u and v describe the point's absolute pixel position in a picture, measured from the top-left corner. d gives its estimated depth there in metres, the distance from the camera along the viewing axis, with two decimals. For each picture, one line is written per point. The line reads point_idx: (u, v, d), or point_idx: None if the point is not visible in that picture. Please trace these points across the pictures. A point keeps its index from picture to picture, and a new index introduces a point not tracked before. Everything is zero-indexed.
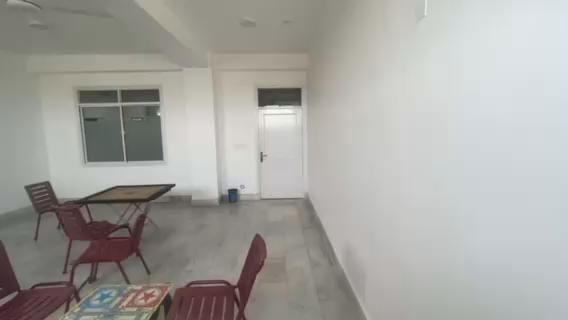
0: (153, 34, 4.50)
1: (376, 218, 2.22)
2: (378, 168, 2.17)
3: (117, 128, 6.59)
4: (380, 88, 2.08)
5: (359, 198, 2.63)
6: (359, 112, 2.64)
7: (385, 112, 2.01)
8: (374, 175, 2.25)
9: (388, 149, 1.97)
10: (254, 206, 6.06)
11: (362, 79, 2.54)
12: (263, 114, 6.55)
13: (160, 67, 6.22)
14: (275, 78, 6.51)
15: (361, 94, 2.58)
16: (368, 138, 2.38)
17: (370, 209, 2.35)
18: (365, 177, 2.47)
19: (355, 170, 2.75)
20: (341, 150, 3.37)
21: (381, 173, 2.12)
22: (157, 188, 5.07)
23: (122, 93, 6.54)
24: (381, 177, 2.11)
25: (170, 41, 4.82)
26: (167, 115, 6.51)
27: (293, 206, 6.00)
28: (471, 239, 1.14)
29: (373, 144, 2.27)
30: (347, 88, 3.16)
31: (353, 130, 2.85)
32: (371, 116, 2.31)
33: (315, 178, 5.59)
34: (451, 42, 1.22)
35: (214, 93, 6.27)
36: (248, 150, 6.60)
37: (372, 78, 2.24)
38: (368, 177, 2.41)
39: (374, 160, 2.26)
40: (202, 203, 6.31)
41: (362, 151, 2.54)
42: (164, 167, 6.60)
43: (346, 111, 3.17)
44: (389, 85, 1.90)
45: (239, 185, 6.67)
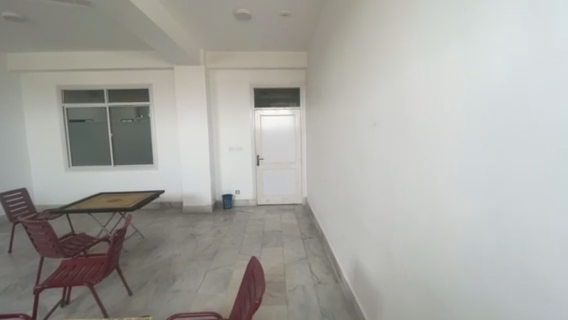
0: (140, 28, 4.14)
1: (393, 236, 1.87)
2: (393, 176, 1.84)
3: (103, 130, 6.18)
4: (393, 84, 1.79)
5: (370, 209, 2.30)
6: (366, 112, 2.34)
7: (398, 111, 1.72)
8: (388, 184, 1.92)
9: (403, 153, 1.67)
10: (250, 213, 5.69)
11: (371, 74, 2.22)
12: (259, 115, 6.20)
13: (150, 66, 5.84)
14: (272, 77, 6.16)
15: (369, 91, 2.28)
16: (378, 140, 2.08)
17: (384, 224, 2.01)
18: (378, 187, 2.13)
19: (364, 177, 2.43)
20: (346, 155, 3.05)
21: (397, 183, 1.79)
22: (144, 194, 4.69)
23: (110, 92, 6.15)
24: (397, 187, 1.78)
25: (159, 35, 4.44)
26: (158, 116, 6.13)
27: (291, 213, 5.64)
28: (521, 274, 0.85)
29: (385, 149, 1.96)
30: (351, 85, 2.84)
31: (360, 133, 2.53)
32: (381, 116, 2.02)
33: (315, 184, 5.24)
34: (492, 15, 0.93)
35: (207, 93, 5.91)
36: (244, 154, 6.24)
37: (384, 72, 1.94)
38: (380, 187, 2.07)
39: (387, 166, 1.94)
40: (194, 210, 5.92)
41: (372, 156, 2.22)
42: (154, 171, 6.21)
43: (351, 111, 2.85)
44: (405, 79, 1.61)
45: (235, 190, 6.30)
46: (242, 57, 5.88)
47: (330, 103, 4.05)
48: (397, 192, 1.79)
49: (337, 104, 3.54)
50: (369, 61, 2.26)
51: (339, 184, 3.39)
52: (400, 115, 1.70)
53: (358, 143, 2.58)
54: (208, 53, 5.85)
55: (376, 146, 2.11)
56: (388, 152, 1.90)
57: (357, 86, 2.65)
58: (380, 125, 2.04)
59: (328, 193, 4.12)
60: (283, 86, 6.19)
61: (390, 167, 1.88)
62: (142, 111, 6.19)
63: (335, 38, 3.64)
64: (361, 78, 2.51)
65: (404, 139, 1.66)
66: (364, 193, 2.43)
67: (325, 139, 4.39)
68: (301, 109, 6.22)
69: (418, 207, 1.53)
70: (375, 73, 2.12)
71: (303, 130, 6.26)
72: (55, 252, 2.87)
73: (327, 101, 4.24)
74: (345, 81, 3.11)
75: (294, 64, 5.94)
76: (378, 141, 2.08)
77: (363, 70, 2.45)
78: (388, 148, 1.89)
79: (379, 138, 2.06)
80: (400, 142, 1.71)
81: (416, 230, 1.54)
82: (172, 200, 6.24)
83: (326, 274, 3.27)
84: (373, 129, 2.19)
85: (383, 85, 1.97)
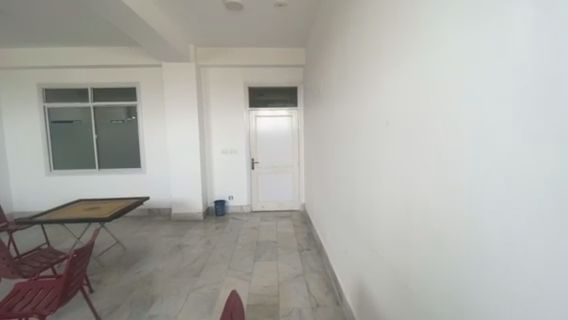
0: (121, 21, 3.75)
1: (406, 263, 1.48)
2: (406, 187, 1.46)
3: (87, 132, 5.79)
4: (407, 70, 1.41)
5: (377, 225, 1.92)
6: (372, 109, 1.97)
7: (414, 103, 1.34)
8: (399, 195, 1.54)
9: (422, 158, 1.28)
10: (244, 221, 5.30)
11: (377, 62, 1.84)
12: (255, 115, 5.83)
13: (137, 63, 5.46)
14: (267, 75, 5.79)
15: (375, 84, 1.91)
16: (388, 142, 1.69)
17: (395, 245, 1.63)
18: (386, 198, 1.75)
19: (371, 186, 2.05)
20: (348, 159, 2.67)
21: (410, 196, 1.40)
22: (127, 201, 4.30)
23: (94, 91, 5.77)
24: (411, 200, 1.40)
25: (143, 31, 4.08)
26: (146, 117, 5.75)
27: (288, 220, 5.25)
28: None
29: (395, 152, 1.58)
30: (354, 79, 2.47)
31: (365, 134, 2.15)
32: (391, 113, 1.64)
33: (314, 190, 4.86)
34: None
35: (199, 92, 5.53)
36: (238, 157, 5.86)
37: (394, 58, 1.56)
38: (389, 198, 1.70)
39: (397, 172, 1.56)
40: (184, 217, 5.52)
41: (380, 161, 1.84)
42: (141, 175, 5.82)
43: (354, 109, 2.47)
44: (425, 60, 1.22)
45: (228, 196, 5.90)
46: (235, 54, 5.50)
47: (330, 102, 3.67)
48: (409, 207, 1.41)
49: (338, 103, 3.17)
50: (375, 46, 1.88)
51: (340, 192, 3.00)
52: (416, 108, 1.32)
53: (364, 145, 2.21)
54: (199, 49, 5.47)
55: (385, 149, 1.73)
56: (400, 155, 1.52)
57: (360, 79, 2.27)
58: (390, 123, 1.66)
59: (328, 201, 3.73)
60: (280, 85, 5.81)
61: (401, 176, 1.50)
62: (129, 111, 5.80)
63: (334, 28, 3.26)
64: (365, 69, 2.13)
65: (421, 138, 1.27)
66: (371, 204, 2.05)
67: (325, 141, 4.01)
68: (299, 109, 5.85)
69: (439, 230, 1.14)
70: (383, 60, 1.74)
71: (301, 131, 5.88)
72: (11, 272, 2.48)
73: (327, 100, 3.87)
74: (347, 76, 2.73)
75: (291, 61, 5.56)
76: (387, 142, 1.71)
77: (367, 58, 2.06)
78: (400, 152, 1.51)
79: (389, 138, 1.69)
80: (416, 143, 1.33)
81: (436, 262, 1.16)
82: (161, 206, 5.84)
83: (325, 294, 2.88)
84: (381, 128, 1.81)
85: (392, 74, 1.60)
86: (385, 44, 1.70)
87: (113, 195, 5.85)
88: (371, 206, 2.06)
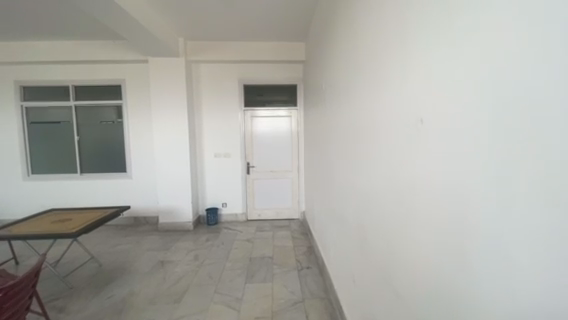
0: (99, 11, 3.30)
1: (435, 311, 1.07)
2: (433, 206, 1.06)
3: (68, 133, 5.32)
4: (432, 49, 1.04)
5: (389, 251, 1.50)
6: (382, 107, 1.59)
7: (443, 93, 0.98)
8: (423, 216, 1.13)
9: (457, 165, 0.89)
10: (237, 231, 4.81)
11: (390, 46, 1.44)
12: (251, 116, 5.37)
13: (121, 58, 5.00)
14: (264, 72, 5.32)
15: (384, 76, 1.54)
16: (404, 146, 1.31)
17: (423, 294, 1.15)
18: (401, 217, 1.34)
19: (380, 200, 1.65)
20: (355, 167, 2.23)
21: (440, 220, 1.00)
22: (105, 211, 3.85)
23: (77, 89, 5.31)
24: (441, 224, 1.00)
25: (126, 23, 3.63)
26: (132, 117, 5.28)
27: (286, 231, 4.76)
28: None
29: (416, 159, 1.19)
30: (359, 70, 2.02)
31: (374, 136, 1.75)
32: (407, 109, 1.26)
33: (315, 198, 4.37)
34: None
35: (189, 91, 5.05)
36: (232, 161, 5.37)
37: (414, 37, 1.18)
38: (406, 218, 1.29)
39: (420, 184, 1.16)
40: (173, 227, 5.03)
41: (393, 170, 1.44)
42: (127, 181, 5.34)
43: (360, 106, 2.03)
44: (475, 14, 0.80)
45: (221, 203, 5.42)
46: (229, 48, 5.03)
47: (332, 99, 3.21)
48: (450, 241, 0.95)
49: (341, 100, 2.71)
50: (392, 16, 1.40)
51: (346, 204, 2.54)
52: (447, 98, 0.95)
53: (371, 151, 1.81)
54: (189, 44, 5.00)
55: (400, 154, 1.35)
56: (423, 163, 1.13)
57: (367, 66, 1.82)
58: (406, 123, 1.28)
59: (330, 212, 3.28)
60: (278, 83, 5.34)
61: (426, 191, 1.11)
62: (114, 111, 5.34)
63: (337, 12, 2.79)
64: (373, 54, 1.69)
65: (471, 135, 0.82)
66: (381, 224, 1.63)
67: (327, 144, 3.55)
68: (299, 109, 5.37)
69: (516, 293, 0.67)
70: (397, 43, 1.36)
71: (301, 133, 5.40)
72: None
73: (328, 98, 3.43)
74: (351, 64, 2.24)
75: (290, 56, 5.09)
76: (403, 146, 1.32)
77: (376, 40, 1.62)
78: (423, 158, 1.12)
79: (405, 142, 1.30)
80: (448, 146, 0.94)
81: None
82: (149, 214, 5.37)
83: None
84: (394, 129, 1.43)
85: (409, 60, 1.23)
86: (402, 18, 1.30)
87: (97, 202, 5.38)
88: (379, 224, 1.66)
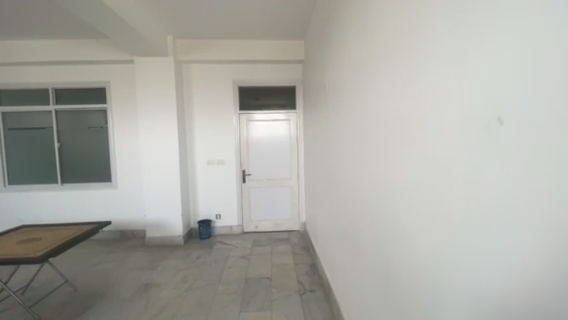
0: (75, 6, 2.92)
1: None
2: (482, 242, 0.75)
3: (48, 140, 4.90)
4: (477, 31, 0.74)
5: (417, 289, 1.17)
6: (397, 111, 1.29)
7: (497, 93, 0.68)
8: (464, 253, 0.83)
9: None
10: (231, 246, 4.40)
11: (411, 34, 1.13)
12: (246, 120, 4.99)
13: (105, 58, 4.60)
14: (261, 72, 4.95)
15: (401, 73, 1.24)
16: (430, 161, 1.01)
17: None
18: (430, 248, 1.04)
19: (398, 221, 1.33)
20: (364, 179, 1.89)
21: (499, 267, 0.70)
22: (83, 228, 3.43)
23: (57, 92, 4.91)
24: (508, 273, 0.67)
25: (108, 19, 3.26)
26: (117, 122, 4.88)
27: (285, 245, 4.36)
28: None
29: (451, 178, 0.89)
30: (369, 64, 1.67)
31: (387, 145, 1.43)
32: (435, 114, 0.97)
33: (317, 210, 3.97)
34: None
35: (179, 94, 4.66)
36: (226, 168, 4.97)
37: (448, 18, 0.88)
38: (436, 250, 0.99)
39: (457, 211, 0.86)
40: (161, 241, 4.60)
41: (415, 188, 1.14)
42: (112, 191, 4.92)
43: (369, 109, 1.69)
44: None
45: (214, 215, 5.00)
46: (222, 47, 4.66)
47: (336, 101, 2.84)
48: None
49: (346, 100, 2.34)
50: None
51: (357, 223, 2.14)
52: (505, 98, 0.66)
53: (384, 163, 1.49)
54: (179, 42, 4.62)
55: (426, 170, 1.05)
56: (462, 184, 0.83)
57: (380, 59, 1.48)
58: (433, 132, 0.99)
59: (334, 228, 2.90)
60: (275, 84, 4.97)
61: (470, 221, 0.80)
62: (98, 116, 4.94)
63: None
64: (389, 44, 1.36)
65: None
66: (408, 260, 1.23)
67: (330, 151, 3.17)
68: (298, 112, 5.00)
69: None
70: (420, 30, 1.06)
71: (301, 138, 5.02)
72: None
73: (330, 100, 3.06)
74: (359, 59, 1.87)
75: (288, 55, 4.72)
76: (434, 158, 0.99)
77: (396, 24, 1.27)
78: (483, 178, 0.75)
79: (431, 156, 1.01)
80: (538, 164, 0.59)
81: None
82: (136, 227, 4.95)
83: None
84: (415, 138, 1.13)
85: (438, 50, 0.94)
86: None
87: (80, 219, 4.95)
88: (398, 250, 1.35)
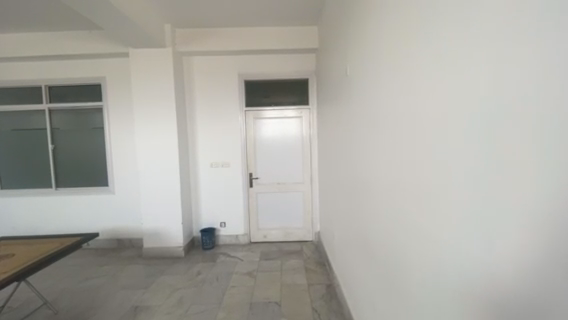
0: None
1: None
2: (538, 243, 0.67)
3: (42, 141, 4.55)
4: None
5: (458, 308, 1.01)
6: (432, 107, 1.16)
7: None
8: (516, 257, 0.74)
9: None
10: (236, 259, 3.91)
11: None
12: (254, 118, 4.49)
13: (99, 51, 4.19)
14: (269, 64, 4.44)
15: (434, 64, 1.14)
16: (475, 160, 0.88)
17: None
18: (469, 253, 0.94)
19: (429, 226, 1.22)
20: (390, 184, 1.69)
21: None
22: (66, 241, 2.99)
23: (52, 90, 4.56)
24: None
25: (96, 5, 2.81)
26: (114, 122, 4.48)
27: (297, 259, 3.84)
28: None
29: (491, 173, 0.82)
30: (420, 35, 1.25)
31: (420, 146, 1.30)
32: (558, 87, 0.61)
33: (334, 220, 3.44)
34: None
35: (179, 90, 4.20)
36: (231, 172, 4.49)
37: None
38: (477, 254, 0.89)
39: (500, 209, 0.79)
40: (160, 251, 4.11)
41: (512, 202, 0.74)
42: (108, 197, 4.53)
43: (402, 106, 1.50)
44: None
45: (219, 223, 4.53)
46: (227, 36, 4.15)
47: (359, 92, 2.30)
48: None
49: (374, 92, 1.93)
50: None
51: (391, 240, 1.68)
52: None
53: (416, 165, 1.34)
54: (178, 31, 4.14)
55: (460, 168, 0.97)
56: None
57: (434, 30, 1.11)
58: (469, 126, 0.91)
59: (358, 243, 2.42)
60: (286, 77, 4.45)
61: None
62: (94, 115, 4.54)
63: None
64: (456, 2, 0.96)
65: None
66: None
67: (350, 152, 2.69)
68: (311, 108, 4.47)
69: None
70: (459, 14, 0.95)
71: (314, 137, 4.48)
72: None
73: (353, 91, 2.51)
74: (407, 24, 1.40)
75: (300, 44, 4.17)
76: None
77: None
78: None
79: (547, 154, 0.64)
80: None
81: None
82: (134, 236, 4.54)
83: None
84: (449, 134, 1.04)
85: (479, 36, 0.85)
86: None
87: (76, 231, 4.59)
88: (429, 258, 1.23)
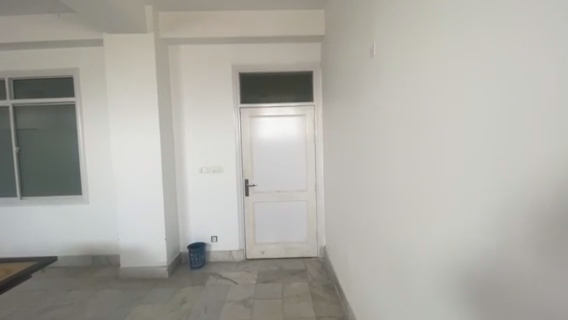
0: None
1: None
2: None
3: (5, 143, 3.94)
4: None
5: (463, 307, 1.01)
6: (437, 106, 1.16)
7: None
8: (513, 249, 0.78)
9: None
10: (230, 281, 3.33)
11: None
12: (250, 117, 3.92)
13: (68, 38, 3.58)
14: (267, 55, 3.88)
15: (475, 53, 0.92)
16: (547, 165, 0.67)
17: None
18: (470, 247, 0.98)
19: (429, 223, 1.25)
20: (394, 182, 1.64)
21: None
22: (13, 268, 2.39)
23: (16, 84, 3.94)
24: None
25: None
26: (88, 120, 3.88)
27: (301, 281, 3.27)
28: None
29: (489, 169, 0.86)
30: None
31: (423, 143, 1.29)
32: None
33: (344, 238, 2.88)
34: None
35: (163, 83, 3.61)
36: (225, 179, 3.91)
37: None
38: (478, 247, 0.93)
39: (497, 203, 0.83)
40: (139, 273, 3.53)
41: None
42: (81, 207, 3.92)
43: (407, 103, 1.45)
44: None
45: (210, 237, 3.94)
46: (221, 21, 3.58)
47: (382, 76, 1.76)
48: None
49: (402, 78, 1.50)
50: None
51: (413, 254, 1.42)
52: None
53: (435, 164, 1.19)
54: (161, 15, 3.55)
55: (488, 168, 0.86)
56: None
57: None
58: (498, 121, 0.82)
59: (377, 267, 1.95)
60: (286, 70, 3.89)
61: None
62: (65, 112, 3.94)
63: None
64: None
65: None
66: None
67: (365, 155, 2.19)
68: (315, 105, 3.92)
69: None
70: None
71: (319, 138, 3.93)
72: None
73: (373, 77, 1.96)
74: None
75: (303, 31, 3.61)
76: None
77: None
78: None
79: None
80: None
81: None
82: (112, 252, 3.94)
83: None
84: (452, 132, 1.05)
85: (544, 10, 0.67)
86: None
87: (44, 251, 3.96)
88: (429, 254, 1.26)
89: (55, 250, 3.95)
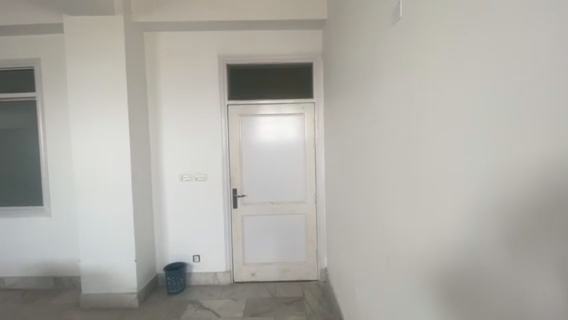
0: None
1: None
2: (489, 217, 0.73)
3: None
4: None
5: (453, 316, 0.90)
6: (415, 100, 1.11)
7: None
8: (488, 244, 0.73)
9: None
10: (211, 313, 2.76)
11: None
12: (239, 116, 3.37)
13: (24, 22, 3.03)
14: (259, 45, 3.35)
15: None
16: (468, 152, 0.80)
17: None
18: (444, 243, 0.95)
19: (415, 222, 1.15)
20: (384, 181, 1.47)
21: None
22: None
23: None
24: None
25: None
26: (50, 119, 3.35)
27: (297, 314, 2.70)
28: None
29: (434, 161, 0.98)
30: None
31: (410, 137, 1.16)
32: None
33: (348, 264, 2.32)
34: None
35: (136, 76, 3.07)
36: (209, 187, 3.36)
37: None
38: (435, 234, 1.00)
39: (476, 198, 0.77)
40: (104, 301, 2.96)
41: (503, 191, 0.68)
42: (43, 219, 3.37)
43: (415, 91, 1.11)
44: None
45: (192, 256, 3.37)
46: (203, 2, 3.04)
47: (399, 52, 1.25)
48: None
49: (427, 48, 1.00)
50: None
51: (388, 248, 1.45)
52: None
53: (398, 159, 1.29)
54: None
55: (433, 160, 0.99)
56: None
57: None
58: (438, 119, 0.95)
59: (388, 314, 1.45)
60: (281, 62, 3.35)
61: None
62: (25, 110, 3.40)
63: None
64: None
65: None
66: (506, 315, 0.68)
67: (372, 158, 1.67)
68: (315, 103, 3.36)
69: None
70: None
71: (319, 141, 3.37)
72: None
73: (386, 54, 1.41)
74: None
75: (300, 14, 3.07)
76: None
77: None
78: None
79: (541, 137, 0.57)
80: None
81: None
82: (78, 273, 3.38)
83: None
84: (441, 123, 0.94)
85: None
86: None
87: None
88: (400, 247, 1.30)
89: (14, 271, 3.40)
